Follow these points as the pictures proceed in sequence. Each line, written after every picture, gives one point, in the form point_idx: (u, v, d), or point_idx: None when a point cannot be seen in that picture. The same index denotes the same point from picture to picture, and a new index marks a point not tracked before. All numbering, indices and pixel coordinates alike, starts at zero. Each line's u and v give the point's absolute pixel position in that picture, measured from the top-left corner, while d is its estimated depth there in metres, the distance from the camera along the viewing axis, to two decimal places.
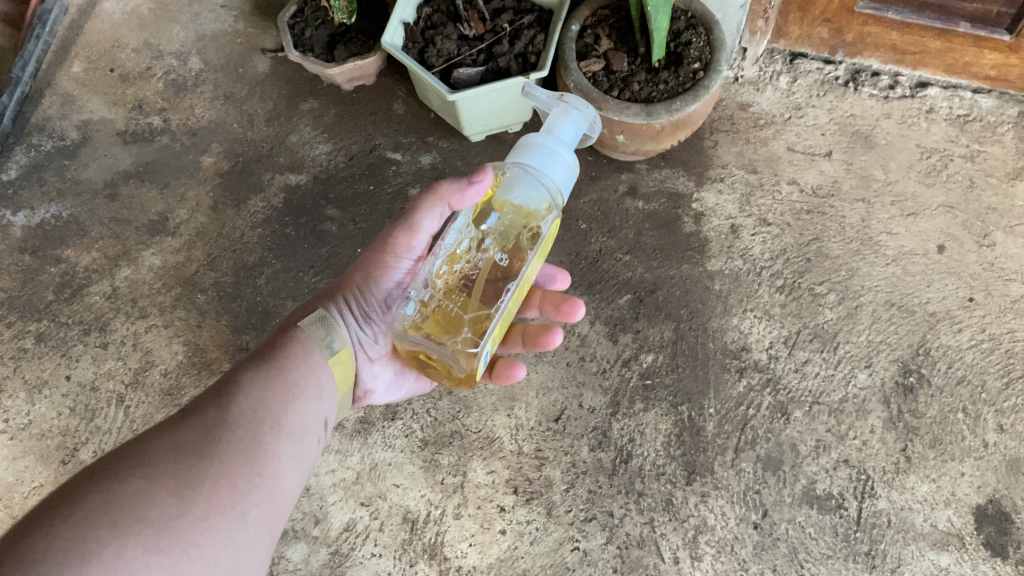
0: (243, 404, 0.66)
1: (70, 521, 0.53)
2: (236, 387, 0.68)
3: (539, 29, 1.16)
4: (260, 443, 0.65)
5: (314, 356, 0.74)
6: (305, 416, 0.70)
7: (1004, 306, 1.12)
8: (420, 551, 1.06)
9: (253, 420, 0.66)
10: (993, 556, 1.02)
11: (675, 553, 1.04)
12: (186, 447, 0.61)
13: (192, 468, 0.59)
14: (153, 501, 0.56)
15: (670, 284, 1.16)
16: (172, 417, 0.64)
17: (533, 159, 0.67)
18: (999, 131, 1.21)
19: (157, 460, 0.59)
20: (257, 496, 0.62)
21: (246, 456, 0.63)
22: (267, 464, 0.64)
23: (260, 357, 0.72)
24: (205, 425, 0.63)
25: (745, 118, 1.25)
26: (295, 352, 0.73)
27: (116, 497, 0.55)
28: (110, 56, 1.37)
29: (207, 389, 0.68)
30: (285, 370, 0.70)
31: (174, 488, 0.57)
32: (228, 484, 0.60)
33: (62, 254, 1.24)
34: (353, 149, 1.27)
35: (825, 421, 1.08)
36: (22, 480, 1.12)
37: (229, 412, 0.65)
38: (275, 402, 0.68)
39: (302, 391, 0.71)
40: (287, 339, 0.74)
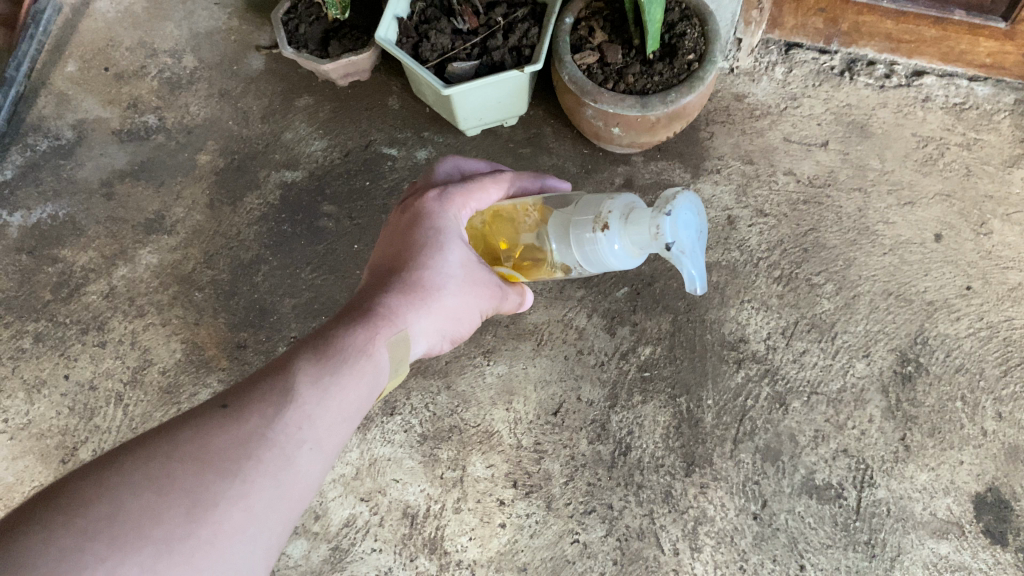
0: (291, 418, 0.61)
1: (70, 531, 0.49)
2: (294, 396, 0.62)
3: (533, 22, 1.15)
4: (292, 465, 0.60)
5: (381, 376, 0.69)
6: (342, 435, 0.65)
7: (1002, 294, 1.12)
8: (421, 545, 1.07)
9: (291, 439, 0.60)
10: (992, 544, 1.02)
11: (675, 545, 1.04)
12: (213, 460, 0.56)
13: (211, 484, 0.55)
14: (159, 517, 0.52)
15: (667, 276, 1.15)
16: (213, 418, 0.59)
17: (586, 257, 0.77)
18: (996, 118, 1.20)
19: (177, 470, 0.54)
20: (273, 522, 0.58)
21: (273, 477, 0.58)
22: (292, 487, 0.59)
23: (320, 357, 0.66)
24: (238, 436, 0.58)
25: (741, 109, 1.24)
26: (367, 372, 0.67)
27: (122, 509, 0.51)
28: (104, 55, 1.36)
29: (259, 382, 0.63)
30: (342, 390, 0.65)
31: (185, 506, 0.53)
32: (244, 505, 0.56)
33: (58, 253, 1.24)
34: (349, 145, 1.27)
35: (824, 411, 1.08)
36: (22, 480, 1.13)
37: (273, 427, 0.60)
38: (319, 422, 0.62)
39: (351, 411, 0.66)
40: (364, 351, 0.68)
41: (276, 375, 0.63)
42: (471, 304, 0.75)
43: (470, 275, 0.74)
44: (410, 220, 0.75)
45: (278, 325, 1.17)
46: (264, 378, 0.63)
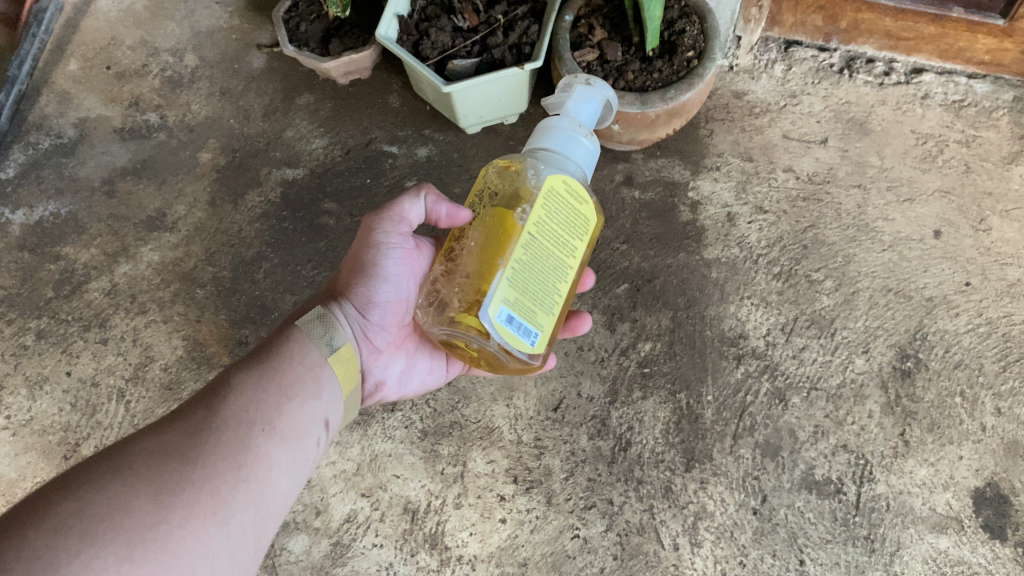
0: (236, 406, 0.65)
1: (42, 529, 0.52)
2: (230, 388, 0.67)
3: (533, 19, 1.15)
4: (249, 446, 0.64)
5: (312, 358, 0.73)
6: (300, 418, 0.69)
7: (1000, 290, 1.12)
8: (421, 540, 1.07)
9: (242, 424, 0.64)
10: (991, 538, 1.02)
11: (675, 540, 1.04)
12: (172, 450, 0.60)
13: (173, 473, 0.58)
14: (129, 507, 0.55)
15: (668, 272, 1.16)
16: (163, 418, 0.63)
17: (554, 144, 0.71)
18: (995, 115, 1.21)
19: (137, 465, 0.58)
20: (240, 504, 0.61)
21: (233, 460, 0.62)
22: (253, 468, 0.63)
23: (253, 359, 0.71)
24: (191, 427, 0.62)
25: (741, 106, 1.25)
26: (293, 352, 0.72)
27: (92, 504, 0.54)
28: (106, 54, 1.36)
29: (202, 388, 0.67)
30: (279, 373, 0.69)
31: (152, 494, 0.56)
32: (209, 490, 0.59)
33: (61, 251, 1.24)
34: (350, 143, 1.27)
35: (823, 407, 1.09)
36: (24, 476, 1.14)
37: (220, 415, 0.64)
38: (265, 405, 0.67)
39: (295, 391, 0.69)
40: (283, 335, 0.73)
41: (213, 380, 0.68)
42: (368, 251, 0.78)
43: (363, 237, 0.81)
44: None
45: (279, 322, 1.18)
46: (207, 383, 0.68)
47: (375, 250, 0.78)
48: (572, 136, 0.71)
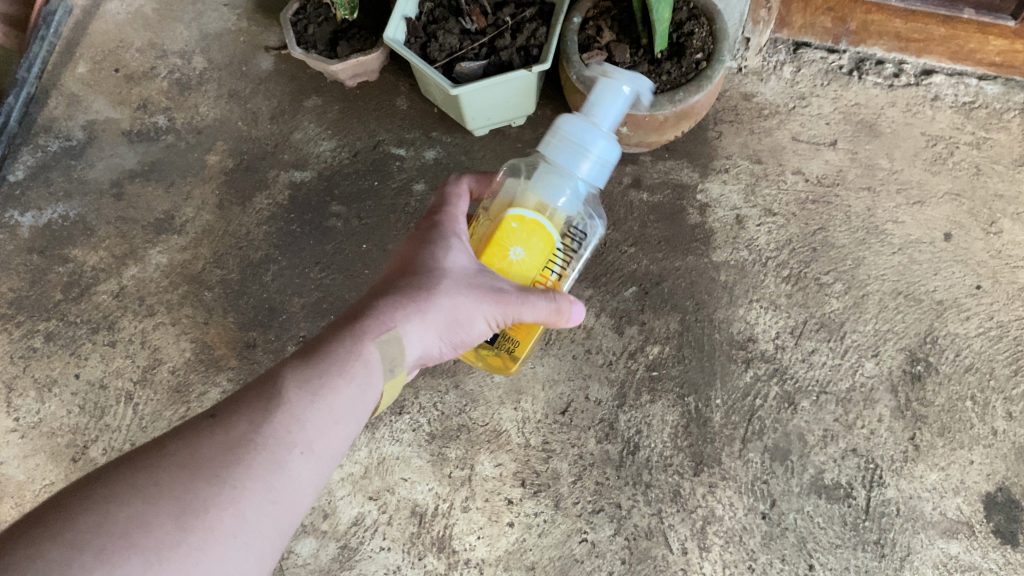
0: (278, 423, 0.61)
1: (57, 542, 0.49)
2: (278, 399, 0.62)
3: (541, 22, 1.15)
4: (283, 466, 0.59)
5: (370, 377, 0.68)
6: (339, 439, 0.65)
7: (1011, 293, 1.11)
8: (429, 544, 1.07)
9: (280, 443, 0.60)
10: (1003, 544, 1.02)
11: (683, 544, 1.04)
12: (203, 466, 0.56)
13: (198, 490, 0.55)
14: (148, 525, 0.52)
15: (676, 275, 1.15)
16: (201, 427, 0.59)
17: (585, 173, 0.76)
18: (1006, 117, 1.20)
19: (164, 479, 0.55)
20: (267, 527, 0.57)
21: (265, 480, 0.58)
22: (285, 489, 0.59)
23: (305, 368, 0.66)
24: (227, 442, 0.59)
25: (749, 108, 1.24)
26: (355, 371, 0.67)
27: (110, 519, 0.51)
28: (115, 56, 1.36)
29: (248, 390, 0.63)
30: (331, 392, 0.65)
31: (173, 513, 0.53)
32: (234, 511, 0.55)
33: (69, 253, 1.24)
34: (358, 145, 1.27)
35: (832, 411, 1.08)
36: (33, 478, 1.14)
37: (260, 431, 0.60)
38: (308, 425, 0.62)
39: (342, 413, 0.65)
40: (350, 351, 0.68)
41: (260, 387, 0.64)
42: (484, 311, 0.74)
43: (474, 279, 0.74)
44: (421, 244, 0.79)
45: (287, 324, 1.18)
46: (252, 386, 0.64)
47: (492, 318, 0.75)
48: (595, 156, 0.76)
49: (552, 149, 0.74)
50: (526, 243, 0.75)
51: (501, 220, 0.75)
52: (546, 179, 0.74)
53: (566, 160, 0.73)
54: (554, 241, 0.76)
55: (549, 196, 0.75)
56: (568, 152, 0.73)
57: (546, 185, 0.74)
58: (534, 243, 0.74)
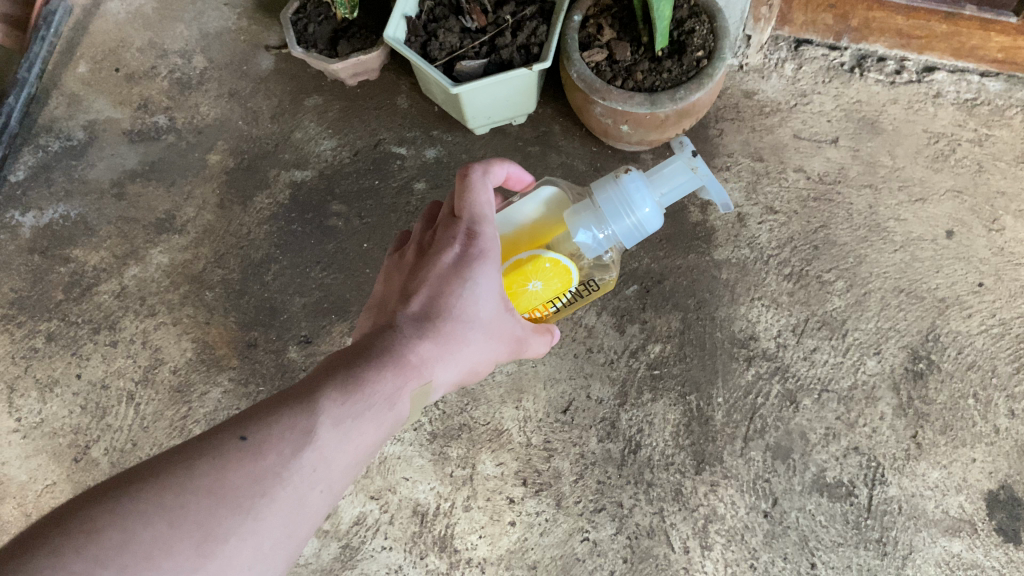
0: (309, 461, 0.57)
1: (80, 556, 0.46)
2: (312, 435, 0.58)
3: (542, 20, 1.15)
4: (303, 503, 0.56)
5: (395, 417, 0.65)
6: (351, 475, 0.62)
7: (1013, 290, 1.11)
8: (431, 543, 1.07)
9: (306, 480, 0.57)
10: (1005, 542, 1.02)
11: (685, 543, 1.04)
12: (229, 495, 0.53)
13: (223, 519, 0.51)
14: (171, 549, 0.49)
15: (678, 273, 1.15)
16: (235, 446, 0.55)
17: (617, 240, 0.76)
18: (1008, 114, 1.19)
19: (191, 501, 0.51)
20: (276, 566, 0.55)
21: (285, 516, 0.55)
22: (300, 527, 0.56)
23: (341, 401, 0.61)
24: (259, 470, 0.54)
25: (751, 106, 1.24)
26: (386, 417, 0.64)
27: (134, 539, 0.48)
28: (115, 56, 1.36)
29: (282, 411, 0.58)
30: (363, 435, 0.61)
31: (196, 540, 0.50)
32: (253, 544, 0.52)
33: (70, 253, 1.24)
34: (358, 144, 1.27)
35: (834, 409, 1.08)
36: (36, 478, 1.15)
37: (290, 467, 0.56)
38: (334, 463, 0.59)
39: (364, 451, 0.62)
40: (389, 402, 0.64)
41: (294, 412, 0.58)
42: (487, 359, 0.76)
43: (494, 327, 0.73)
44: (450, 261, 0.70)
45: (288, 324, 1.18)
46: (286, 408, 0.58)
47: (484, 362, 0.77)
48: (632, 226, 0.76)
49: (604, 197, 0.71)
50: (547, 280, 0.75)
51: (537, 256, 0.73)
52: (588, 225, 0.73)
53: (612, 220, 0.71)
54: (570, 284, 0.77)
55: (585, 243, 0.74)
56: (616, 210, 0.71)
57: (586, 233, 0.73)
58: (552, 282, 0.75)
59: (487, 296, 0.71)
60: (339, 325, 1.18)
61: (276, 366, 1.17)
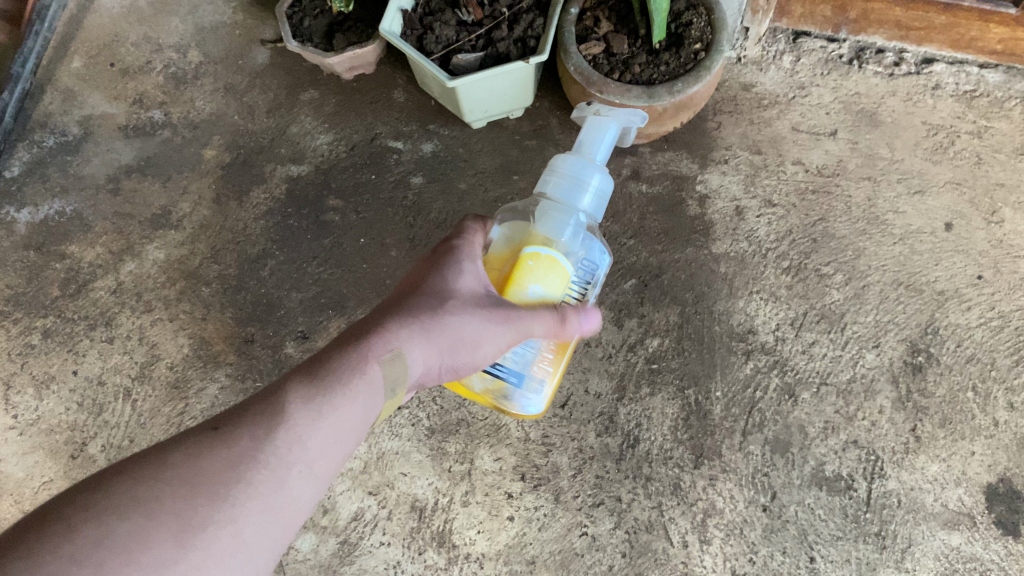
0: (283, 441, 0.58)
1: (55, 556, 0.46)
2: (283, 416, 0.59)
3: (538, 12, 1.14)
4: (284, 488, 0.56)
5: (375, 398, 0.64)
6: (338, 460, 0.62)
7: (1013, 283, 1.11)
8: (429, 538, 1.07)
9: (284, 463, 0.57)
10: (1004, 535, 1.02)
11: (684, 537, 1.04)
12: (204, 483, 0.53)
13: (200, 508, 0.52)
14: (148, 542, 0.49)
15: (676, 267, 1.15)
16: (205, 439, 0.56)
17: (585, 206, 0.75)
18: (1007, 106, 1.19)
19: (165, 494, 0.51)
20: (264, 551, 0.54)
21: (266, 500, 0.55)
22: (283, 511, 0.56)
23: (311, 385, 0.62)
24: (231, 457, 0.55)
25: (749, 98, 1.23)
26: (361, 390, 0.63)
27: (110, 534, 0.48)
28: (110, 50, 1.35)
29: (250, 404, 0.60)
30: (336, 413, 0.61)
31: (174, 530, 0.50)
32: (233, 531, 0.53)
33: (66, 249, 1.24)
34: (355, 138, 1.26)
35: (833, 402, 1.08)
36: (33, 475, 1.14)
37: (263, 449, 0.57)
38: (313, 444, 0.59)
39: (345, 434, 0.62)
40: (356, 372, 0.64)
41: (263, 400, 0.60)
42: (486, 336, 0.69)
43: (481, 300, 0.71)
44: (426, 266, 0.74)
45: (285, 320, 1.18)
46: (254, 401, 0.60)
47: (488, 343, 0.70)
48: (581, 181, 0.75)
49: (551, 186, 0.76)
50: (543, 279, 0.72)
51: (517, 259, 0.72)
52: (553, 211, 0.75)
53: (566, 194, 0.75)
54: (567, 268, 0.73)
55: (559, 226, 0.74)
56: (568, 186, 0.75)
57: (556, 219, 0.74)
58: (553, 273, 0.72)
59: (460, 276, 0.72)
60: (336, 321, 1.17)
61: (273, 362, 1.16)
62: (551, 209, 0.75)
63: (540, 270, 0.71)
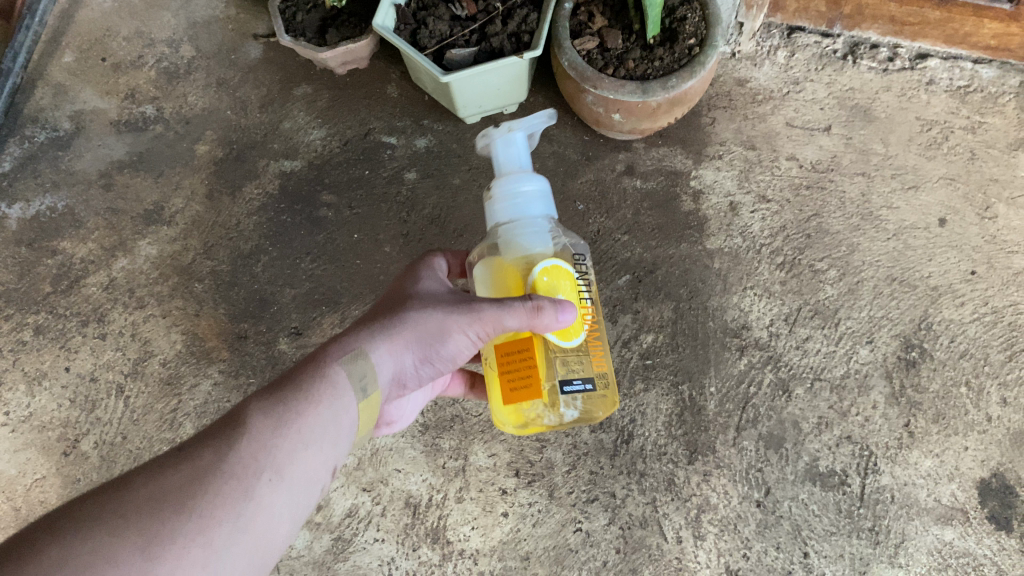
0: (246, 450, 0.58)
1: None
2: (243, 427, 0.60)
3: (532, 8, 1.14)
4: (252, 495, 0.57)
5: (341, 401, 0.65)
6: (313, 466, 0.62)
7: (1007, 278, 1.11)
8: (424, 535, 1.07)
9: (249, 469, 0.58)
10: (997, 530, 1.02)
11: (678, 533, 1.04)
12: (170, 495, 0.54)
13: (166, 520, 0.52)
14: (114, 558, 0.49)
15: (670, 263, 1.15)
16: (166, 458, 0.56)
17: (540, 206, 0.71)
18: (1001, 101, 1.19)
19: (130, 511, 0.52)
20: (239, 559, 0.55)
21: (234, 509, 0.55)
22: (254, 519, 0.57)
23: (270, 397, 0.63)
24: (196, 469, 0.56)
25: (743, 94, 1.23)
26: (324, 395, 0.64)
27: (75, 553, 0.48)
28: (101, 45, 1.34)
29: (211, 426, 0.60)
30: (299, 418, 0.62)
31: (140, 544, 0.50)
32: (203, 541, 0.53)
33: (57, 245, 1.23)
34: (348, 134, 1.26)
35: (827, 398, 1.08)
36: (25, 472, 1.14)
37: (227, 460, 0.57)
38: (278, 450, 0.60)
39: (313, 437, 0.62)
40: (317, 374, 0.65)
41: (225, 418, 0.61)
42: (451, 328, 0.70)
43: (448, 303, 0.71)
44: (395, 289, 0.76)
45: (279, 316, 1.17)
46: (215, 422, 0.61)
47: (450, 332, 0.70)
48: (520, 194, 0.71)
49: (501, 215, 0.71)
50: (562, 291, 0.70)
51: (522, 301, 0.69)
52: (513, 237, 0.70)
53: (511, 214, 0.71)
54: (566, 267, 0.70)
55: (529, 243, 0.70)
56: (514, 205, 0.70)
57: (522, 238, 0.70)
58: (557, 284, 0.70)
59: (419, 289, 0.75)
60: (330, 317, 1.17)
61: (267, 359, 1.16)
62: (512, 233, 0.70)
63: (554, 284, 0.69)
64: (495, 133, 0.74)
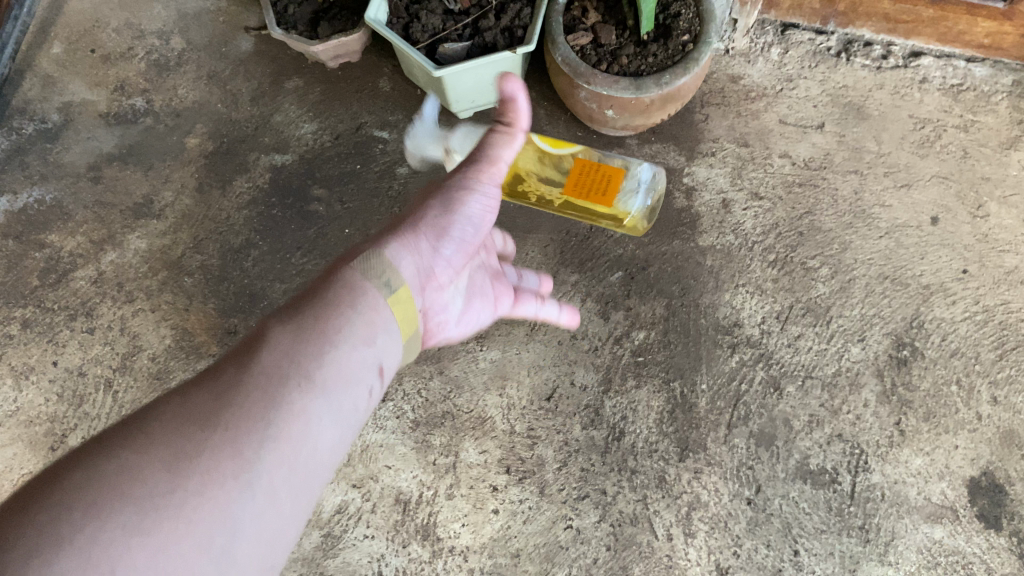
0: (269, 356, 0.59)
1: (50, 501, 0.48)
2: (261, 341, 0.60)
3: (526, 2, 1.13)
4: (283, 396, 0.57)
5: (364, 301, 0.66)
6: (347, 367, 0.63)
7: (998, 277, 1.11)
8: (414, 532, 1.06)
9: (276, 375, 0.58)
10: (987, 528, 1.02)
11: (669, 530, 1.04)
12: (193, 408, 0.55)
13: (190, 432, 0.53)
14: (141, 472, 0.51)
15: (662, 260, 1.14)
16: (190, 378, 0.57)
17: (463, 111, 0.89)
18: (994, 100, 1.19)
19: (154, 428, 0.53)
20: (273, 471, 0.55)
21: (263, 415, 0.56)
22: (288, 423, 0.57)
23: (293, 309, 0.64)
24: (218, 384, 0.57)
25: (736, 91, 1.23)
26: (345, 300, 0.65)
27: (100, 473, 0.50)
28: (91, 36, 1.33)
29: (234, 347, 0.61)
30: (323, 323, 0.63)
31: (166, 458, 0.52)
32: (230, 446, 0.54)
33: (46, 239, 1.22)
34: (340, 128, 1.25)
35: (818, 396, 1.08)
36: (12, 467, 1.12)
37: (248, 368, 0.58)
38: (305, 354, 0.60)
39: (343, 339, 0.63)
40: (334, 282, 0.67)
41: (248, 334, 0.62)
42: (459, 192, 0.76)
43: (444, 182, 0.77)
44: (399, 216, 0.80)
45: (269, 311, 1.17)
46: (239, 342, 0.62)
47: (463, 194, 0.76)
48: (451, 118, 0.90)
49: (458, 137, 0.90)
50: None
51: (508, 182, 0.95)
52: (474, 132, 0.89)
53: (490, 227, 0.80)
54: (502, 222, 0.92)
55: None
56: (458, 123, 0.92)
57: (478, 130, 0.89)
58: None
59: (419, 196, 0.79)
60: None
61: None
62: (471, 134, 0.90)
63: None
64: (445, 155, 0.93)
